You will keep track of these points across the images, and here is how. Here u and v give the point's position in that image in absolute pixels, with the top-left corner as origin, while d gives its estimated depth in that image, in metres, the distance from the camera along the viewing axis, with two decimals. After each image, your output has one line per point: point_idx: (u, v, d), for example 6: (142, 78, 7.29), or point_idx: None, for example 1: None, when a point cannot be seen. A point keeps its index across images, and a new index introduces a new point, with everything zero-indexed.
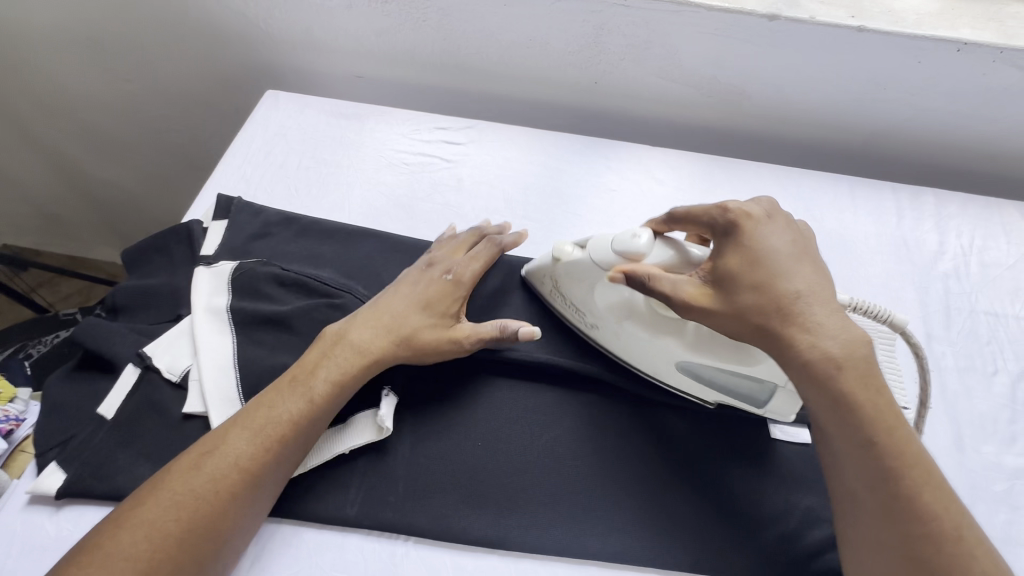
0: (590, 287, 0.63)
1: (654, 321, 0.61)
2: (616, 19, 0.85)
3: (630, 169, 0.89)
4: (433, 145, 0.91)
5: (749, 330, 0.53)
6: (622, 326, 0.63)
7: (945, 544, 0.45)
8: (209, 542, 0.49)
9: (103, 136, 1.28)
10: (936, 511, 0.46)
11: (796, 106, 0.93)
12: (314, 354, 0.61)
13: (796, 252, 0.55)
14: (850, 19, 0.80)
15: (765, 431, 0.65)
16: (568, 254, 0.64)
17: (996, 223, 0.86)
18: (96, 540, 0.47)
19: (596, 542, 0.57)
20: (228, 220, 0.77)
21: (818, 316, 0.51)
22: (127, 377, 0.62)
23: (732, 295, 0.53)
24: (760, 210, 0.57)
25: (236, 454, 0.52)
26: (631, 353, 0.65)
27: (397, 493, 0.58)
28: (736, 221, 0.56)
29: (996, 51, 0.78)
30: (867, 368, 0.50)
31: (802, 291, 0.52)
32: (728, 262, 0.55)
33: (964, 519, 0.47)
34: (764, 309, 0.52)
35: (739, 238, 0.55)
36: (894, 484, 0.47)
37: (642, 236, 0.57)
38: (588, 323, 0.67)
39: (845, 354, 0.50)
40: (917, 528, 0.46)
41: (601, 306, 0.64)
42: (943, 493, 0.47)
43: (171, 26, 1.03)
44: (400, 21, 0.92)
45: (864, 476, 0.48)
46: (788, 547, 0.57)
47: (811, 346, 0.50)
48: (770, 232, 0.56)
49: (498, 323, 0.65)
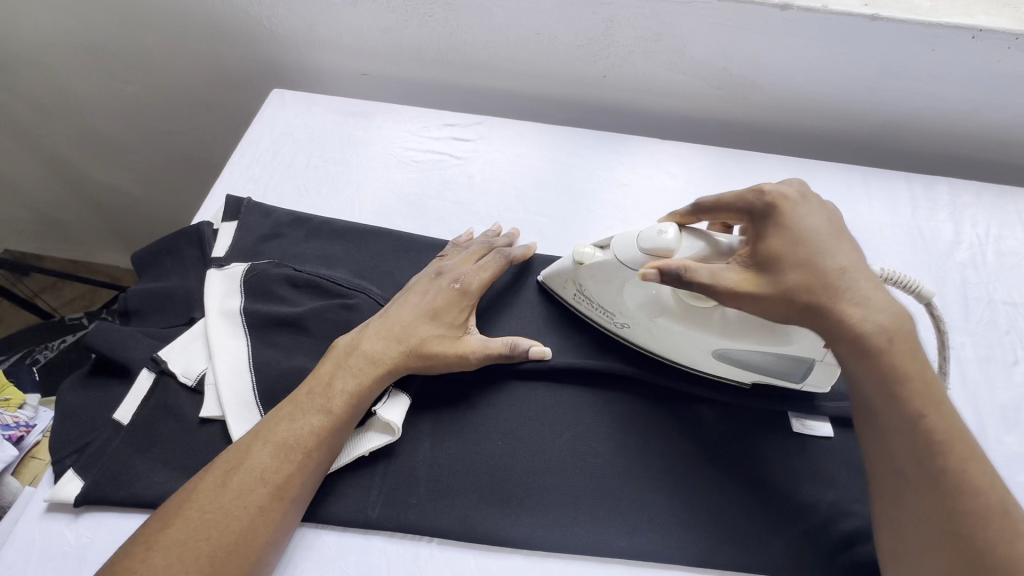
0: (618, 288, 0.64)
1: (688, 315, 0.61)
2: (625, 11, 0.84)
3: (641, 163, 0.88)
4: (442, 142, 0.90)
5: (798, 311, 0.52)
6: (656, 322, 0.63)
7: (992, 519, 0.44)
8: (244, 558, 0.49)
9: (105, 139, 1.27)
10: (982, 486, 0.45)
11: (807, 97, 0.92)
12: (328, 364, 0.60)
13: (835, 230, 0.55)
14: (863, 8, 0.79)
15: (787, 425, 0.64)
16: (590, 257, 0.65)
17: (1011, 211, 0.85)
18: (123, 565, 0.46)
19: (622, 540, 0.56)
20: (238, 221, 0.76)
21: (865, 291, 0.51)
22: (142, 382, 0.62)
23: (779, 277, 0.53)
24: (794, 190, 0.57)
25: (260, 469, 0.52)
26: (669, 348, 0.65)
27: (418, 495, 0.58)
28: (774, 202, 0.55)
29: (1011, 37, 0.77)
30: (913, 344, 0.49)
31: (847, 267, 0.52)
32: (772, 244, 0.54)
33: (1008, 494, 0.46)
34: (812, 288, 0.51)
35: (780, 219, 0.55)
36: (942, 459, 0.46)
37: (669, 232, 0.58)
38: (617, 322, 0.67)
39: (895, 327, 0.49)
40: (963, 503, 0.45)
41: (631, 305, 0.64)
42: (986, 469, 0.46)
43: (173, 26, 1.02)
44: (406, 17, 0.91)
45: (911, 450, 0.47)
46: (814, 542, 0.57)
47: (864, 320, 0.50)
48: (809, 212, 0.55)
49: (508, 341, 0.65)
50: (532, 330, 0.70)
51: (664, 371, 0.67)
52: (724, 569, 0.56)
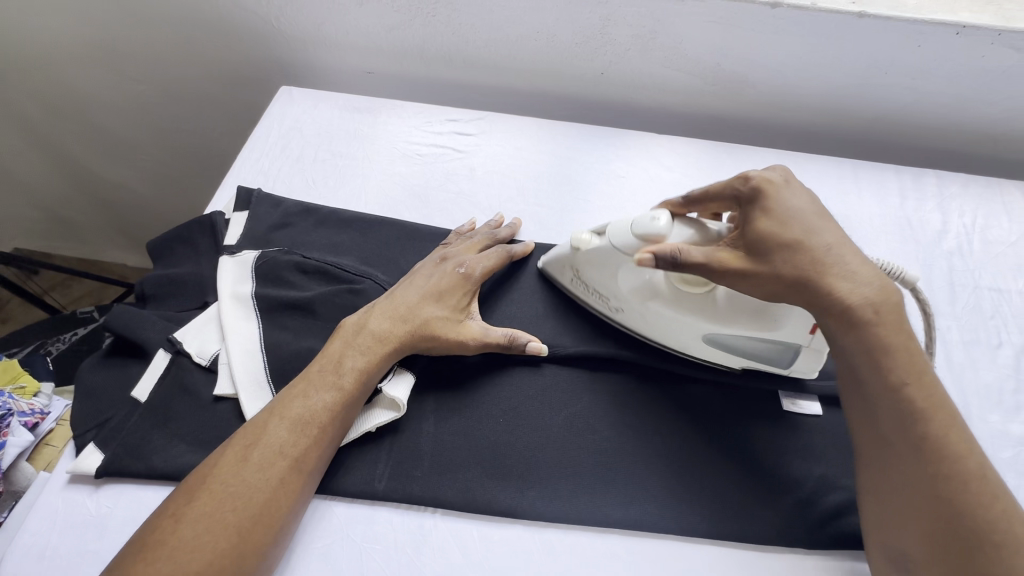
0: (614, 271, 0.66)
1: (679, 299, 0.63)
2: (622, 10, 0.87)
3: (638, 156, 0.91)
4: (445, 136, 0.93)
5: (790, 288, 0.55)
6: (648, 307, 0.65)
7: (971, 481, 0.47)
8: (268, 527, 0.51)
9: (116, 138, 1.30)
10: (962, 451, 0.48)
11: (799, 92, 0.95)
12: (337, 343, 0.63)
13: (819, 210, 0.58)
14: (851, 5, 0.82)
15: (777, 404, 0.67)
16: (586, 243, 0.68)
17: (997, 202, 0.88)
18: (153, 539, 0.48)
19: (620, 510, 0.59)
20: (249, 211, 0.79)
21: (852, 265, 0.54)
22: (158, 362, 0.64)
23: (768, 255, 0.55)
24: (778, 176, 0.60)
25: (277, 443, 0.54)
26: (659, 332, 0.67)
27: (423, 469, 0.60)
28: (760, 187, 0.58)
29: (995, 33, 0.80)
30: (900, 315, 0.52)
31: (833, 244, 0.55)
32: (759, 225, 0.56)
33: (985, 461, 0.48)
34: (802, 265, 0.54)
35: (766, 203, 0.57)
36: (926, 424, 0.49)
37: (661, 218, 0.59)
38: (612, 307, 0.69)
39: (881, 299, 0.53)
40: (945, 466, 0.47)
41: (625, 290, 0.66)
42: (965, 436, 0.49)
43: (185, 25, 1.05)
44: (410, 16, 0.94)
45: (896, 417, 0.50)
46: (803, 514, 0.59)
47: (850, 293, 0.53)
48: (792, 194, 0.58)
49: (508, 333, 0.67)
50: (532, 314, 0.73)
51: (658, 353, 0.69)
52: (716, 538, 0.58)
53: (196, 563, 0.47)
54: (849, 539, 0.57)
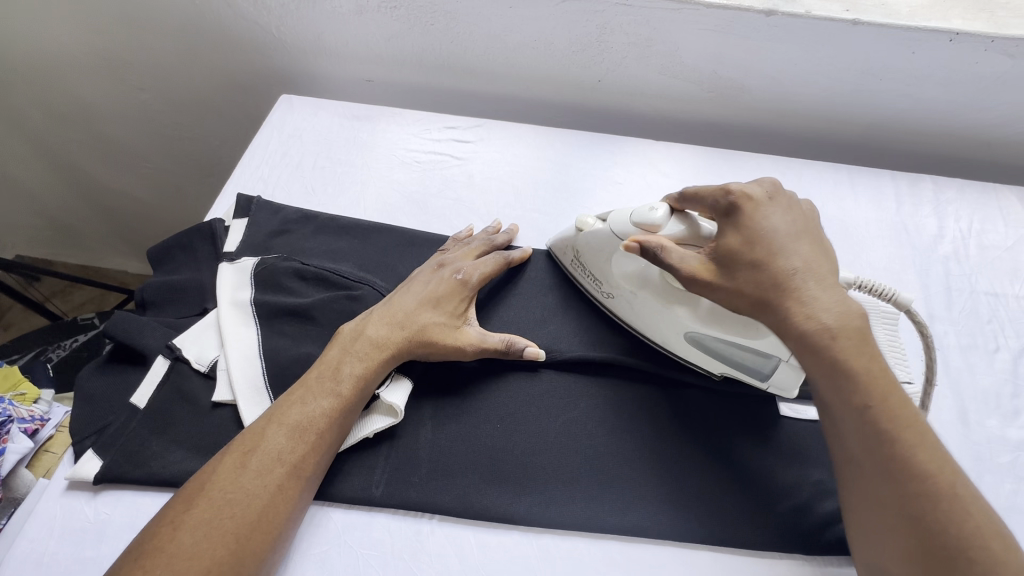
0: (608, 256, 0.69)
1: (667, 293, 0.64)
2: (618, 18, 0.87)
3: (635, 162, 0.92)
4: (443, 143, 0.93)
5: (748, 305, 0.55)
6: (638, 297, 0.67)
7: (942, 502, 0.46)
8: (266, 535, 0.51)
9: (118, 146, 1.31)
10: (933, 471, 0.47)
11: (795, 99, 0.95)
12: (335, 349, 0.63)
13: (795, 230, 0.58)
14: (845, 13, 0.82)
15: (775, 409, 0.67)
16: (589, 225, 0.71)
17: (993, 207, 0.88)
18: (152, 547, 0.48)
19: (616, 517, 0.59)
20: (248, 218, 0.79)
21: (812, 290, 0.53)
22: (157, 369, 0.65)
23: (735, 272, 0.56)
24: (762, 191, 0.60)
25: (275, 450, 0.55)
26: (646, 324, 0.69)
27: (420, 474, 0.61)
28: (739, 203, 0.59)
29: (987, 40, 0.81)
30: (861, 336, 0.51)
31: (799, 268, 0.54)
32: (730, 242, 0.57)
33: (959, 478, 0.47)
34: (762, 286, 0.54)
35: (742, 220, 0.58)
36: (892, 447, 0.48)
37: (659, 210, 0.62)
38: (603, 291, 0.72)
39: (839, 325, 0.51)
40: (915, 488, 0.47)
41: (619, 275, 0.68)
42: (937, 454, 0.48)
43: (186, 36, 1.07)
44: (408, 25, 0.95)
45: (860, 441, 0.50)
46: (800, 519, 0.59)
47: (807, 317, 0.52)
48: (773, 214, 0.58)
49: (505, 338, 0.67)
50: (530, 319, 0.73)
51: (656, 358, 0.70)
52: (714, 544, 0.58)
53: (195, 571, 0.47)
54: (846, 544, 0.57)
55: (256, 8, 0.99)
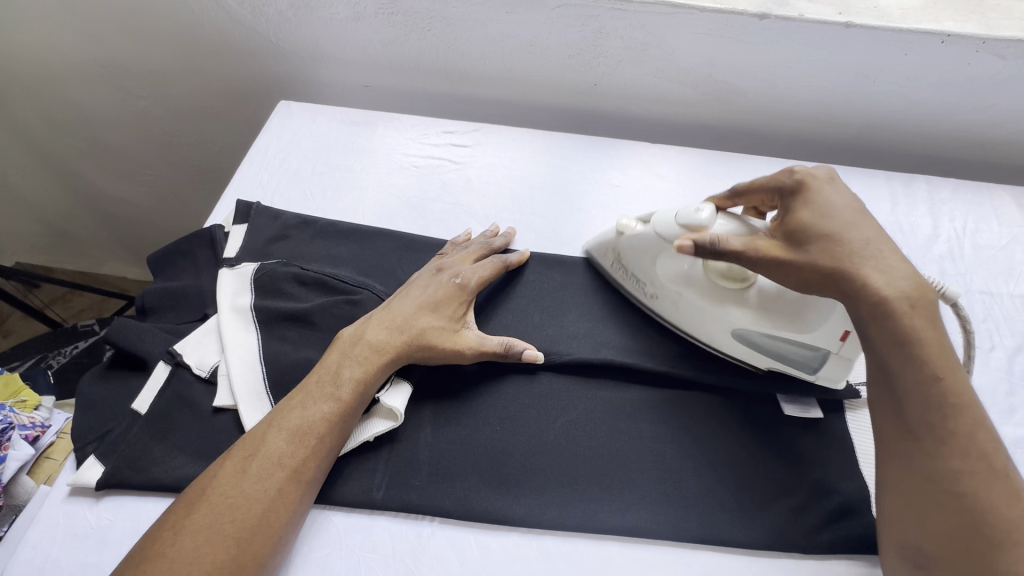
0: (653, 257, 0.69)
1: (713, 290, 0.65)
2: (613, 22, 0.88)
3: (632, 166, 0.92)
4: (440, 148, 0.94)
5: (820, 276, 0.55)
6: (682, 296, 0.68)
7: (994, 481, 0.47)
8: (267, 538, 0.52)
9: (118, 153, 1.31)
10: (985, 449, 0.48)
11: (789, 101, 0.96)
12: (334, 354, 0.64)
13: (857, 207, 0.59)
14: (837, 16, 0.83)
15: (773, 409, 0.67)
16: (631, 229, 0.72)
17: (987, 207, 0.89)
18: (153, 550, 0.49)
19: (616, 518, 0.59)
20: (248, 224, 0.80)
21: (889, 260, 0.54)
22: (158, 374, 0.65)
23: (804, 246, 0.56)
24: (823, 173, 0.61)
25: (275, 454, 0.55)
26: (691, 323, 0.69)
27: (420, 478, 0.61)
28: (804, 179, 0.60)
29: (979, 41, 0.82)
30: (933, 310, 0.52)
31: (872, 239, 0.55)
32: (800, 216, 0.58)
33: (1008, 460, 0.49)
34: (836, 256, 0.55)
35: (807, 196, 0.59)
36: (951, 421, 0.49)
37: (705, 211, 0.61)
38: (647, 292, 0.72)
39: (917, 295, 0.52)
40: (966, 463, 0.48)
41: (663, 276, 0.69)
42: (991, 434, 0.49)
43: (186, 42, 1.07)
44: (405, 31, 0.96)
45: (923, 413, 0.50)
46: (798, 519, 0.59)
47: (885, 285, 0.53)
48: (834, 190, 0.59)
49: (504, 341, 0.67)
50: (529, 322, 0.73)
51: (656, 360, 0.70)
52: (712, 543, 0.58)
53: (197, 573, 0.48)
54: (844, 543, 0.58)
55: (254, 15, 1.00)
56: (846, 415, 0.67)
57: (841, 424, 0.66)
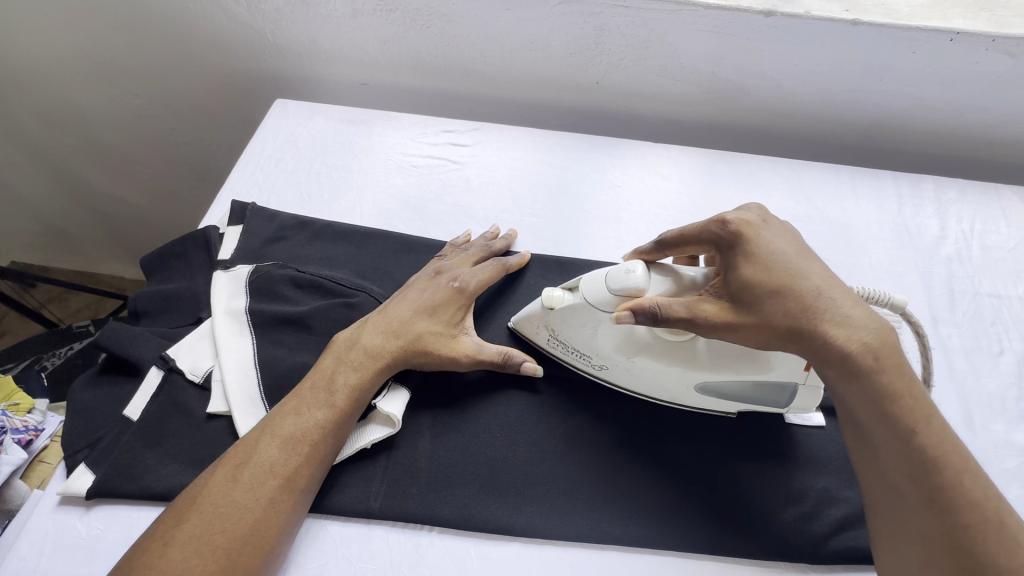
0: (593, 328, 0.61)
1: (667, 351, 0.60)
2: (616, 20, 0.87)
3: (635, 166, 0.91)
4: (439, 147, 0.92)
5: (781, 336, 0.53)
6: (635, 363, 0.62)
7: (988, 531, 0.44)
8: (258, 551, 0.50)
9: (113, 152, 1.30)
10: (977, 497, 0.46)
11: (794, 99, 0.95)
12: (330, 359, 0.62)
13: (798, 248, 0.56)
14: (845, 13, 0.82)
15: (778, 415, 0.66)
16: (559, 300, 0.62)
17: (995, 207, 0.87)
18: (141, 562, 0.47)
19: (617, 527, 0.58)
20: (243, 225, 0.78)
21: (844, 309, 0.52)
22: (151, 380, 0.64)
23: (755, 305, 0.53)
24: (754, 216, 0.58)
25: (268, 462, 0.54)
26: (650, 387, 0.64)
27: (419, 485, 0.60)
28: (739, 232, 0.55)
29: (988, 39, 0.80)
30: (898, 356, 0.51)
31: (823, 287, 0.53)
32: (744, 274, 0.53)
33: (1004, 506, 0.46)
34: (791, 313, 0.52)
35: (746, 249, 0.55)
36: (933, 473, 0.47)
37: (637, 270, 0.56)
38: (595, 364, 0.65)
39: (878, 344, 0.51)
40: (958, 515, 0.45)
41: (607, 348, 0.62)
42: (981, 479, 0.47)
43: (179, 39, 1.05)
44: (404, 28, 0.94)
45: (903, 466, 0.49)
46: (806, 528, 0.58)
47: (847, 339, 0.51)
48: (772, 234, 0.56)
49: (502, 350, 0.66)
50: None
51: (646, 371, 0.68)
52: (716, 554, 0.57)
53: None
54: (852, 555, 0.56)
55: (250, 11, 0.98)
56: None
57: None
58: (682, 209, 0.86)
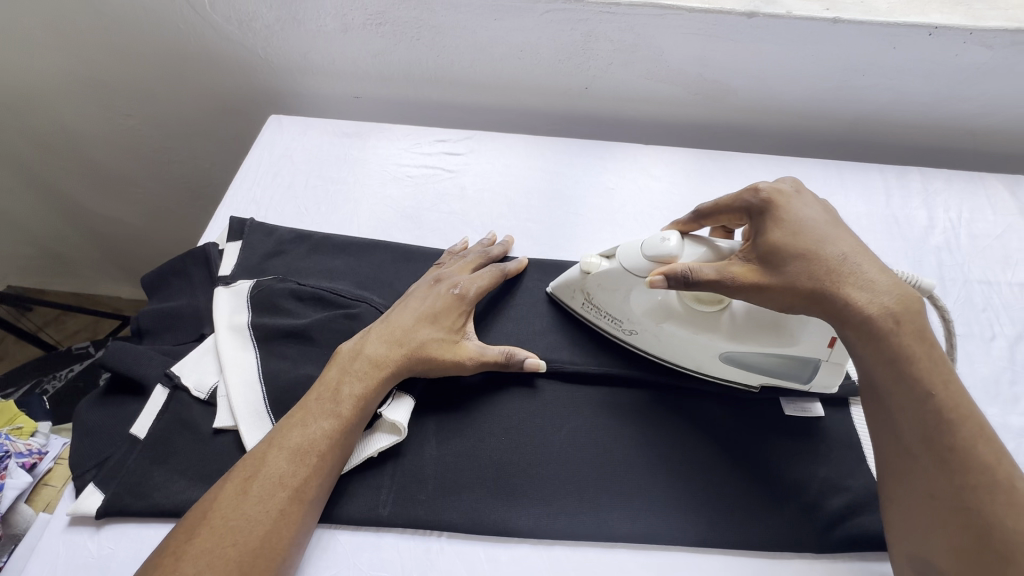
0: (626, 293, 0.66)
1: (694, 319, 0.64)
2: (603, 26, 0.88)
3: (627, 168, 0.92)
4: (434, 157, 0.94)
5: (803, 299, 0.55)
6: (663, 329, 0.65)
7: (998, 493, 0.46)
8: (269, 561, 0.51)
9: (108, 173, 1.30)
10: (989, 461, 0.47)
11: (780, 97, 0.96)
12: (334, 369, 0.63)
13: (829, 220, 0.58)
14: (825, 12, 0.84)
15: (778, 408, 0.67)
16: (596, 266, 0.67)
17: (981, 196, 0.89)
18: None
19: (625, 525, 0.58)
20: (243, 241, 0.79)
21: (869, 274, 0.54)
22: (156, 398, 0.64)
23: (783, 267, 0.55)
24: (788, 187, 0.61)
25: (277, 474, 0.54)
26: (675, 354, 0.67)
27: (427, 492, 0.60)
28: (770, 198, 0.59)
29: (966, 33, 0.82)
30: (921, 320, 0.52)
31: (848, 253, 0.55)
32: (773, 238, 0.57)
33: (1014, 469, 0.47)
34: (815, 275, 0.54)
35: (776, 215, 0.58)
36: (949, 434, 0.48)
37: (671, 240, 0.60)
38: (624, 329, 0.69)
39: (901, 308, 0.52)
40: (970, 475, 0.47)
41: (638, 312, 0.66)
42: (994, 445, 0.48)
43: (172, 58, 1.07)
44: (395, 41, 0.96)
45: (918, 427, 0.50)
46: (810, 518, 0.59)
47: (869, 303, 0.53)
48: (802, 205, 0.59)
49: (505, 349, 0.67)
50: (530, 330, 0.73)
51: (648, 368, 0.69)
52: (724, 547, 0.58)
53: None
54: (857, 542, 0.57)
55: (241, 30, 0.99)
56: (853, 410, 0.67)
57: (848, 421, 0.66)
58: (675, 208, 0.87)
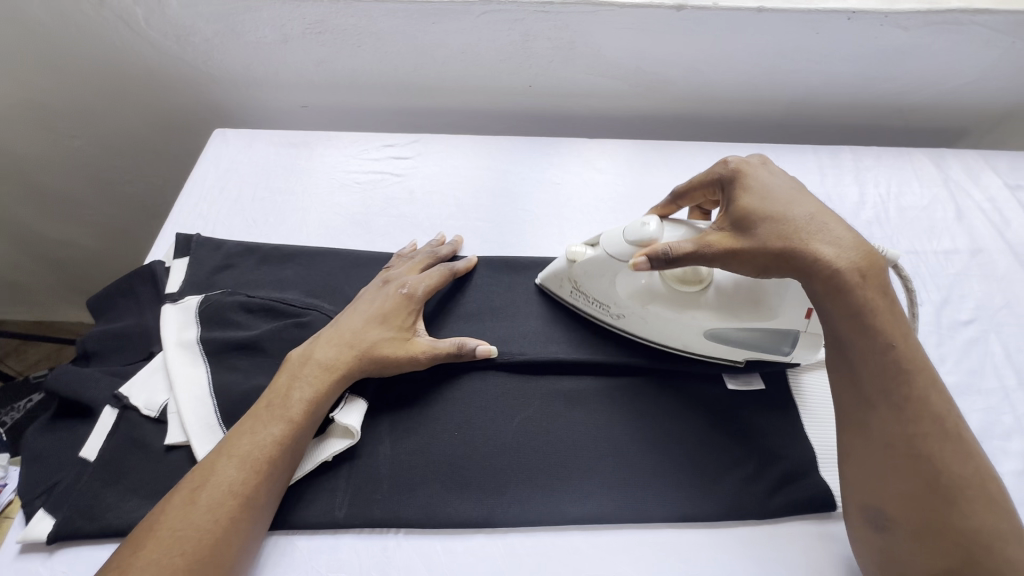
0: (611, 279, 0.68)
1: (677, 299, 0.67)
2: (539, 25, 0.90)
3: (572, 162, 0.94)
4: (381, 162, 0.94)
5: (774, 259, 0.56)
6: (649, 311, 0.68)
7: (948, 440, 0.50)
8: (219, 568, 0.51)
9: (56, 196, 1.27)
10: (939, 413, 0.51)
11: (716, 86, 1.00)
12: (284, 377, 0.63)
13: (795, 185, 0.60)
14: (749, 1, 0.87)
15: (720, 384, 0.70)
16: (582, 255, 0.69)
17: (909, 171, 0.94)
18: None
19: (575, 508, 0.60)
20: (189, 256, 0.79)
21: (835, 232, 0.56)
22: (105, 420, 0.64)
23: (754, 230, 0.57)
24: (754, 160, 0.64)
25: (225, 482, 0.55)
26: (662, 334, 0.70)
27: (382, 490, 0.61)
28: (738, 168, 0.62)
29: (881, 16, 0.87)
30: (883, 277, 0.55)
31: (815, 214, 0.57)
32: (742, 205, 0.59)
33: (960, 418, 0.52)
34: (782, 234, 0.56)
35: (743, 183, 0.61)
36: (907, 386, 0.52)
37: (651, 223, 0.63)
38: (612, 314, 0.71)
39: (866, 265, 0.54)
40: (923, 425, 0.50)
41: (624, 295, 0.69)
42: (943, 397, 0.52)
43: (112, 76, 1.05)
44: (336, 49, 0.96)
45: (877, 380, 0.53)
46: (752, 486, 0.62)
47: (837, 258, 0.54)
48: (768, 173, 0.61)
49: (456, 340, 0.69)
50: (481, 326, 0.74)
51: (595, 355, 0.71)
52: (670, 521, 0.61)
53: None
54: (794, 506, 0.60)
55: (179, 45, 0.98)
56: (790, 381, 0.70)
57: (786, 392, 0.69)
58: (620, 199, 0.90)
